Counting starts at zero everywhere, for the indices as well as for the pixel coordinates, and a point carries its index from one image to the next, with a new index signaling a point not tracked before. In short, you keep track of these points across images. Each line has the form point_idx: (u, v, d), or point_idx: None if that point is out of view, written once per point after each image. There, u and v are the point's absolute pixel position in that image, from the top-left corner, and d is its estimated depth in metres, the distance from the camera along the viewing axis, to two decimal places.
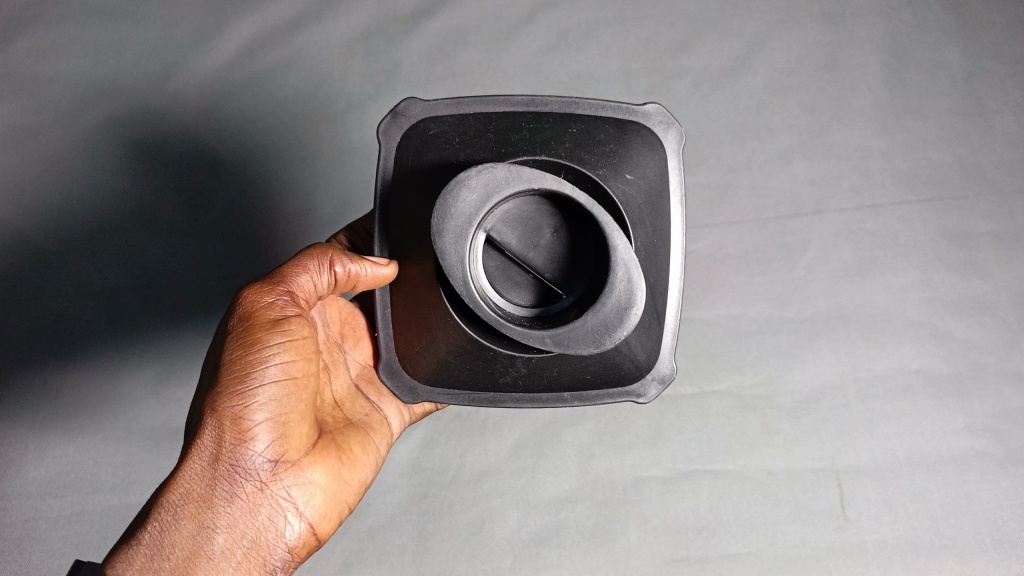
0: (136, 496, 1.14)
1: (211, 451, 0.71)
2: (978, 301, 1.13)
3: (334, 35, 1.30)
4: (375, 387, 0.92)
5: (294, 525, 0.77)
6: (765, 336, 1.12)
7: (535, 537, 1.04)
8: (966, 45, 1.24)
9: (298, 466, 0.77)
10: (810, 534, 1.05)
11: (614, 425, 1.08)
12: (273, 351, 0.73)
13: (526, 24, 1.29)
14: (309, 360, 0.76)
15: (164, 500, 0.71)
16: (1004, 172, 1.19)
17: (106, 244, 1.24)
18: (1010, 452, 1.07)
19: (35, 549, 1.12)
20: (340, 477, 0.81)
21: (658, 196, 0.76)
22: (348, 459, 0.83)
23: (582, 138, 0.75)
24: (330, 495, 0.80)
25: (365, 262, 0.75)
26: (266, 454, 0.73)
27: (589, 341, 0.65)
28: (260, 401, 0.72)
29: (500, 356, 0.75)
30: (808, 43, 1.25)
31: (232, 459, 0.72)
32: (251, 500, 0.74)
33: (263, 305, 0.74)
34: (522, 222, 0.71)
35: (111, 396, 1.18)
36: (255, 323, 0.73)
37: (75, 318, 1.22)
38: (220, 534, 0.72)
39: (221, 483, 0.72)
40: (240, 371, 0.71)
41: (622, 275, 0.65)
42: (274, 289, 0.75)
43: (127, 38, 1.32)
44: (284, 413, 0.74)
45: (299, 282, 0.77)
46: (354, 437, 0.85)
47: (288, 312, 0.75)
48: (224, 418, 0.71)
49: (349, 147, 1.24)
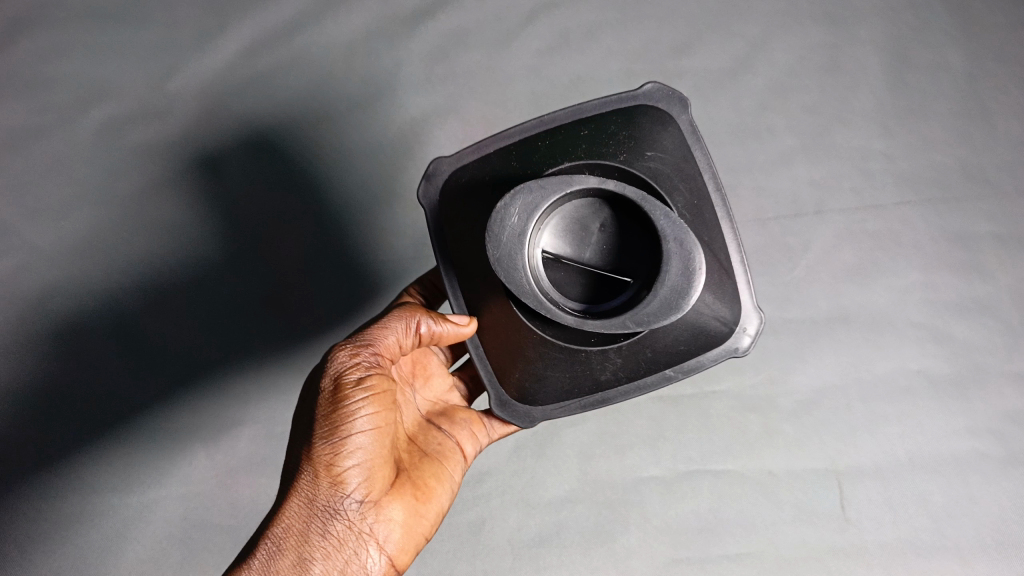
0: (136, 497, 1.16)
1: (309, 491, 0.77)
2: (979, 302, 1.13)
3: (335, 35, 1.30)
4: (447, 418, 0.94)
5: (376, 559, 0.80)
6: (766, 336, 1.11)
7: (536, 537, 1.04)
8: (967, 46, 1.24)
9: (379, 504, 0.80)
10: (812, 535, 1.05)
11: (614, 425, 1.07)
12: (359, 401, 0.78)
13: (527, 24, 1.29)
14: (388, 408, 0.81)
15: (270, 532, 0.76)
16: (1005, 174, 1.19)
17: (105, 245, 1.22)
18: (1012, 453, 1.07)
19: (39, 550, 1.15)
20: (420, 514, 0.84)
21: (683, 161, 0.81)
22: (427, 494, 0.86)
23: (596, 136, 0.81)
24: (409, 529, 0.83)
25: (447, 322, 0.82)
26: (354, 494, 0.78)
27: (665, 310, 0.72)
28: (349, 448, 0.77)
29: (594, 355, 0.82)
30: (809, 45, 1.25)
31: (326, 498, 0.77)
32: (340, 536, 0.77)
33: (347, 365, 0.79)
34: (571, 226, 0.77)
35: (114, 397, 1.19)
36: (346, 377, 0.79)
37: (70, 317, 1.19)
38: (316, 565, 0.76)
39: (315, 519, 0.77)
40: (331, 424, 0.77)
41: (672, 243, 0.72)
42: (359, 350, 0.80)
43: (127, 38, 1.32)
44: (370, 457, 0.79)
45: (385, 343, 0.82)
46: (430, 471, 0.87)
47: (371, 368, 0.81)
48: (319, 463, 0.77)
49: (349, 147, 1.23)
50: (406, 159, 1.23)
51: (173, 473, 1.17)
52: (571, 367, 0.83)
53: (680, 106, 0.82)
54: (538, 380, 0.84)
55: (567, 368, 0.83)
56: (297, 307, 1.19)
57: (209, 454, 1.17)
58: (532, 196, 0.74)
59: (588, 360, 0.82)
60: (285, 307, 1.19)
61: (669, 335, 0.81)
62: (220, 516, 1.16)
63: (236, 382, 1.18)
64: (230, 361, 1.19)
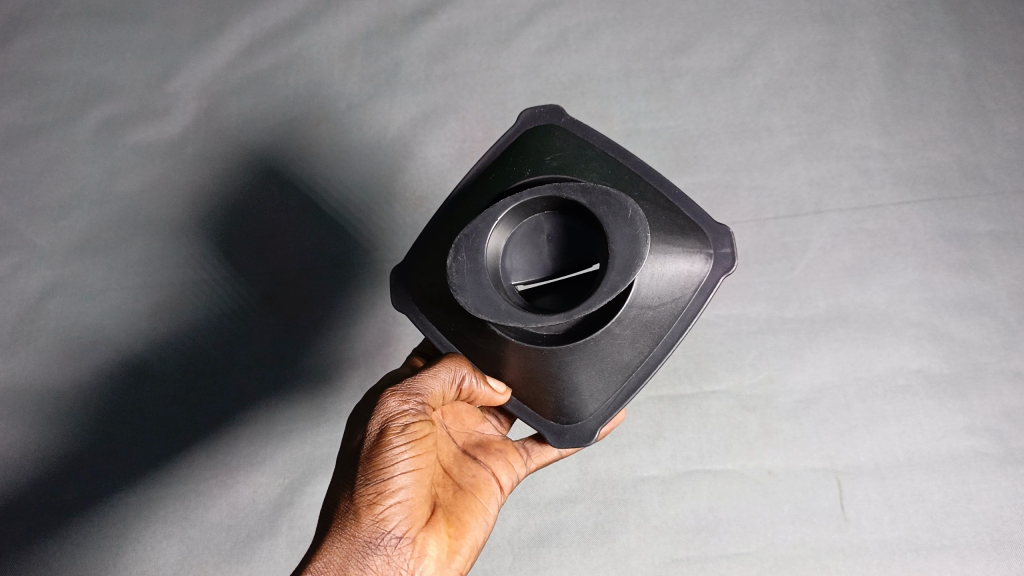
0: (136, 496, 1.11)
1: (350, 528, 0.73)
2: (977, 301, 1.13)
3: (335, 37, 1.31)
4: (482, 449, 0.91)
5: None
6: (765, 335, 1.12)
7: (535, 537, 1.04)
8: (965, 45, 1.25)
9: (418, 541, 0.76)
10: (810, 534, 1.05)
11: (614, 425, 1.08)
12: (402, 442, 0.75)
13: (527, 24, 1.29)
14: (427, 451, 0.78)
15: (310, 568, 0.72)
16: (1003, 172, 1.18)
17: (104, 245, 1.21)
18: (1010, 452, 1.06)
19: (34, 548, 1.09)
20: (456, 552, 0.81)
21: (589, 149, 0.81)
22: (460, 529, 0.82)
23: (501, 172, 0.81)
24: (444, 566, 0.79)
25: (485, 381, 0.79)
26: (395, 531, 0.74)
27: (633, 257, 0.67)
28: (393, 489, 0.74)
29: (607, 342, 0.74)
30: (808, 44, 1.27)
31: (367, 535, 0.73)
32: (380, 573, 0.73)
33: (396, 410, 0.76)
34: (523, 249, 0.74)
35: (111, 395, 1.15)
36: (389, 421, 0.76)
37: (68, 316, 1.18)
38: None
39: (354, 556, 0.73)
40: (374, 467, 0.74)
41: (599, 204, 0.69)
42: (408, 395, 0.77)
43: (128, 38, 1.33)
44: (410, 497, 0.75)
45: (430, 390, 0.77)
46: (464, 505, 0.84)
47: (414, 413, 0.77)
48: (361, 502, 0.74)
49: (349, 146, 1.23)
50: (404, 159, 1.22)
51: (173, 473, 1.11)
52: (606, 367, 0.75)
53: (557, 113, 0.85)
54: (568, 394, 0.77)
55: (599, 372, 0.76)
56: (296, 304, 1.15)
57: (210, 454, 1.12)
58: (466, 237, 0.70)
59: (606, 354, 0.75)
60: (283, 304, 1.16)
61: (671, 303, 0.75)
62: (220, 517, 1.09)
63: (237, 380, 1.14)
64: (230, 360, 1.14)
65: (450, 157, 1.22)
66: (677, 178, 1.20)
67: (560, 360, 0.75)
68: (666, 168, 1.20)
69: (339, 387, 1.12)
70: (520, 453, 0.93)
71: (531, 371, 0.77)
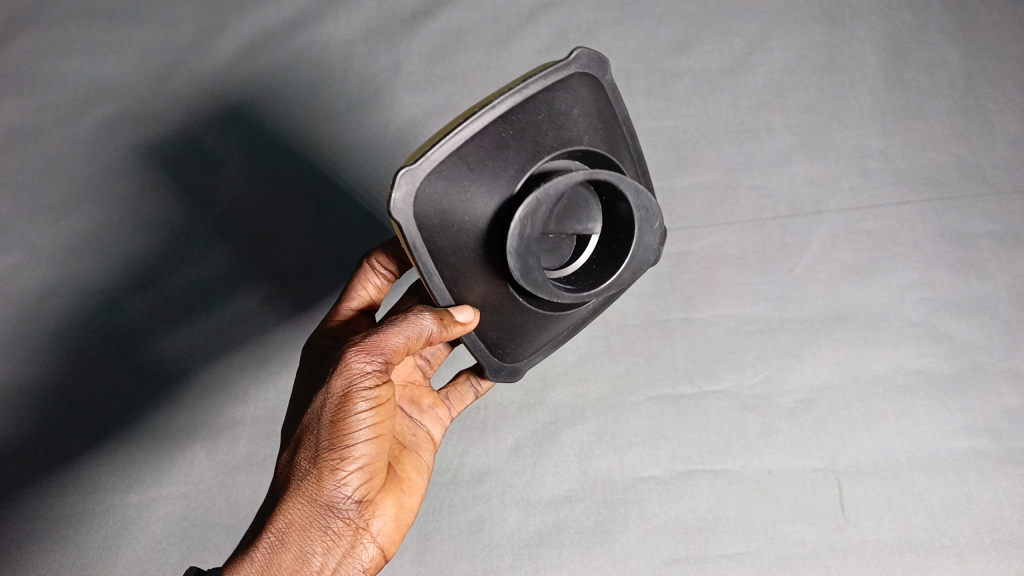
0: (135, 496, 1.10)
1: (310, 489, 0.73)
2: (978, 301, 1.13)
3: (335, 36, 1.31)
4: (414, 404, 0.91)
5: (369, 552, 0.77)
6: (764, 335, 1.12)
7: (536, 537, 1.02)
8: (966, 45, 1.26)
9: (373, 501, 0.78)
10: (810, 534, 1.03)
11: (614, 425, 1.07)
12: (365, 412, 0.73)
13: (527, 24, 1.30)
14: (388, 414, 0.77)
15: (270, 528, 0.72)
16: (1003, 173, 1.19)
17: (103, 245, 1.21)
18: (1010, 451, 1.06)
19: (35, 548, 1.08)
20: (408, 509, 0.82)
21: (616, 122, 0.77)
22: (410, 486, 0.84)
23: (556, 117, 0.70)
24: (399, 523, 0.81)
25: (453, 317, 0.72)
26: (354, 494, 0.75)
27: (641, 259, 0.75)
28: (355, 454, 0.74)
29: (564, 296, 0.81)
30: (807, 44, 1.27)
31: (327, 497, 0.73)
32: (338, 533, 0.74)
33: (360, 370, 0.73)
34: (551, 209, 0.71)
35: (110, 396, 1.15)
36: (354, 386, 0.73)
37: (66, 317, 1.18)
38: (316, 558, 0.73)
39: (316, 516, 0.73)
40: (337, 433, 0.73)
41: (641, 205, 0.71)
42: (372, 354, 0.73)
43: (130, 39, 1.34)
44: (370, 462, 0.75)
45: (393, 347, 0.74)
46: (410, 463, 0.85)
47: (377, 377, 0.74)
48: (323, 468, 0.73)
49: (348, 147, 1.23)
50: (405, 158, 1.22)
51: (172, 473, 1.10)
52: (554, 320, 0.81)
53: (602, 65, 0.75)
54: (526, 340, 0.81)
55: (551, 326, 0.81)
56: (297, 304, 1.16)
57: (209, 454, 1.11)
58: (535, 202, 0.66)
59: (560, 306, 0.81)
60: (283, 305, 1.16)
61: None
62: (220, 516, 1.08)
63: (237, 380, 1.14)
64: (230, 359, 1.14)
65: None
66: (677, 178, 1.20)
67: (539, 319, 0.78)
68: (665, 167, 1.21)
69: None
70: (446, 406, 0.94)
71: (511, 324, 0.77)
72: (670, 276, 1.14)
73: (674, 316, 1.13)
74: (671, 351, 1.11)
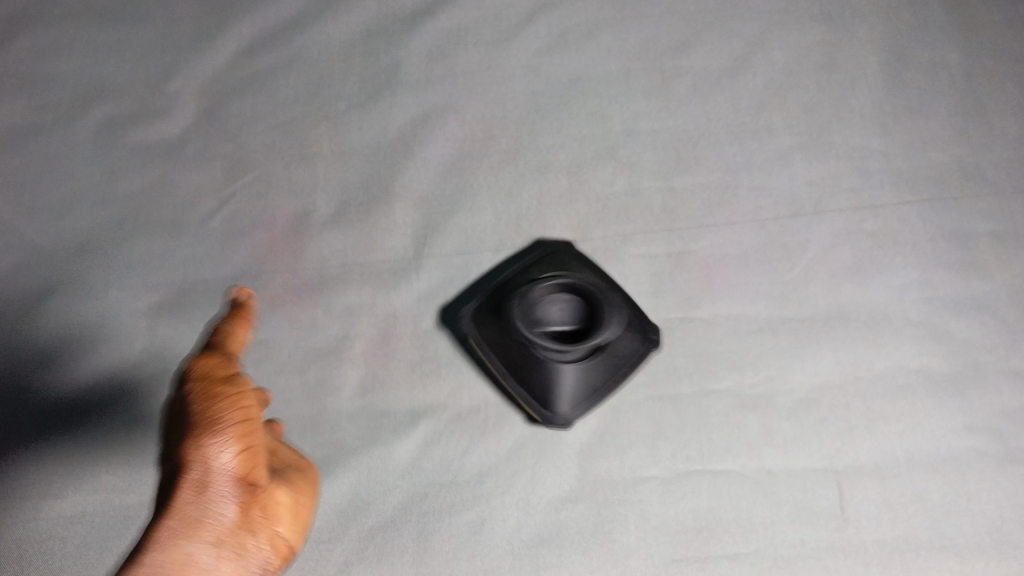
0: (136, 497, 1.05)
1: (194, 480, 0.82)
2: (978, 301, 1.12)
3: (335, 36, 1.33)
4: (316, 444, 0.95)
5: (257, 547, 0.86)
6: (764, 335, 1.10)
7: (536, 538, 1.00)
8: (965, 47, 1.28)
9: (250, 503, 0.85)
10: (811, 534, 1.00)
11: (614, 425, 1.06)
12: (224, 404, 0.83)
13: (527, 24, 1.33)
14: (254, 416, 0.86)
15: (161, 524, 0.80)
16: (1003, 172, 1.19)
17: (103, 245, 1.21)
18: (1010, 451, 1.03)
19: (34, 548, 1.03)
20: (275, 527, 0.88)
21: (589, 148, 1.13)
22: (276, 508, 0.88)
23: None
24: (269, 528, 0.87)
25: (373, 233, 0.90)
26: (226, 485, 0.82)
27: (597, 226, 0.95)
28: (224, 443, 0.82)
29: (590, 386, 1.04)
30: (807, 43, 1.30)
31: (190, 484, 0.82)
32: (213, 524, 0.82)
33: (199, 366, 0.86)
34: None
35: (112, 392, 1.11)
36: (213, 378, 0.85)
37: (64, 314, 1.16)
38: (203, 544, 0.82)
39: (196, 506, 0.82)
40: (200, 419, 0.83)
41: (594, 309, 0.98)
42: (210, 360, 0.86)
43: (131, 40, 1.35)
44: (241, 455, 0.83)
45: (230, 358, 0.89)
46: (294, 481, 0.92)
47: (220, 377, 0.86)
48: (187, 453, 0.82)
49: (350, 150, 1.25)
50: (404, 159, 1.24)
51: None
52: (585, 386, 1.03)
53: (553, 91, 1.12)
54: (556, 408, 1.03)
55: (580, 380, 1.03)
56: (297, 304, 1.14)
57: None
58: None
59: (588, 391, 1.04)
60: (283, 306, 1.14)
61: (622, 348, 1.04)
62: None
63: None
64: None
65: (450, 157, 1.24)
66: (677, 178, 1.21)
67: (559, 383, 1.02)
68: (664, 168, 1.22)
69: (339, 387, 1.09)
70: None
71: (543, 388, 1.03)
72: (668, 276, 1.14)
73: (673, 315, 1.11)
74: (670, 352, 1.09)
